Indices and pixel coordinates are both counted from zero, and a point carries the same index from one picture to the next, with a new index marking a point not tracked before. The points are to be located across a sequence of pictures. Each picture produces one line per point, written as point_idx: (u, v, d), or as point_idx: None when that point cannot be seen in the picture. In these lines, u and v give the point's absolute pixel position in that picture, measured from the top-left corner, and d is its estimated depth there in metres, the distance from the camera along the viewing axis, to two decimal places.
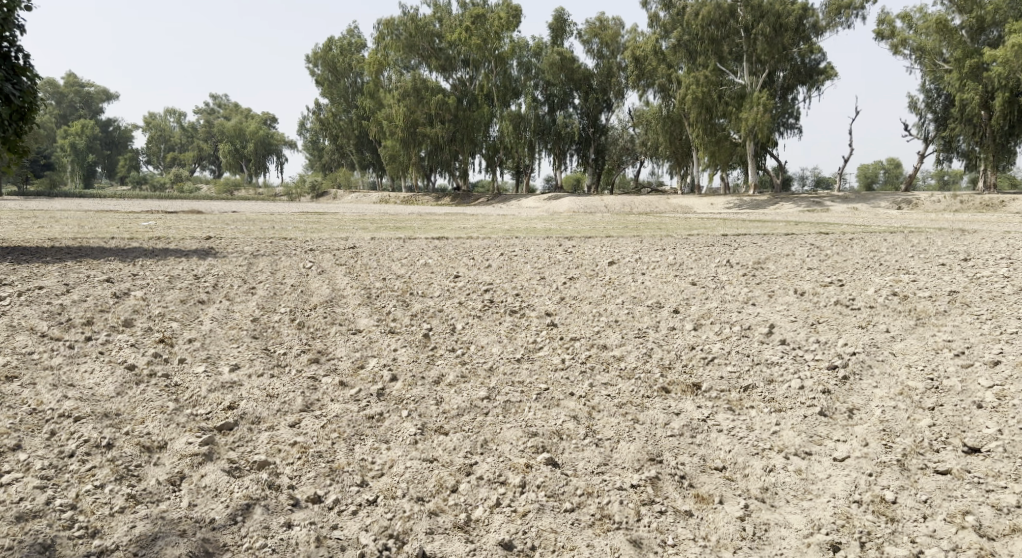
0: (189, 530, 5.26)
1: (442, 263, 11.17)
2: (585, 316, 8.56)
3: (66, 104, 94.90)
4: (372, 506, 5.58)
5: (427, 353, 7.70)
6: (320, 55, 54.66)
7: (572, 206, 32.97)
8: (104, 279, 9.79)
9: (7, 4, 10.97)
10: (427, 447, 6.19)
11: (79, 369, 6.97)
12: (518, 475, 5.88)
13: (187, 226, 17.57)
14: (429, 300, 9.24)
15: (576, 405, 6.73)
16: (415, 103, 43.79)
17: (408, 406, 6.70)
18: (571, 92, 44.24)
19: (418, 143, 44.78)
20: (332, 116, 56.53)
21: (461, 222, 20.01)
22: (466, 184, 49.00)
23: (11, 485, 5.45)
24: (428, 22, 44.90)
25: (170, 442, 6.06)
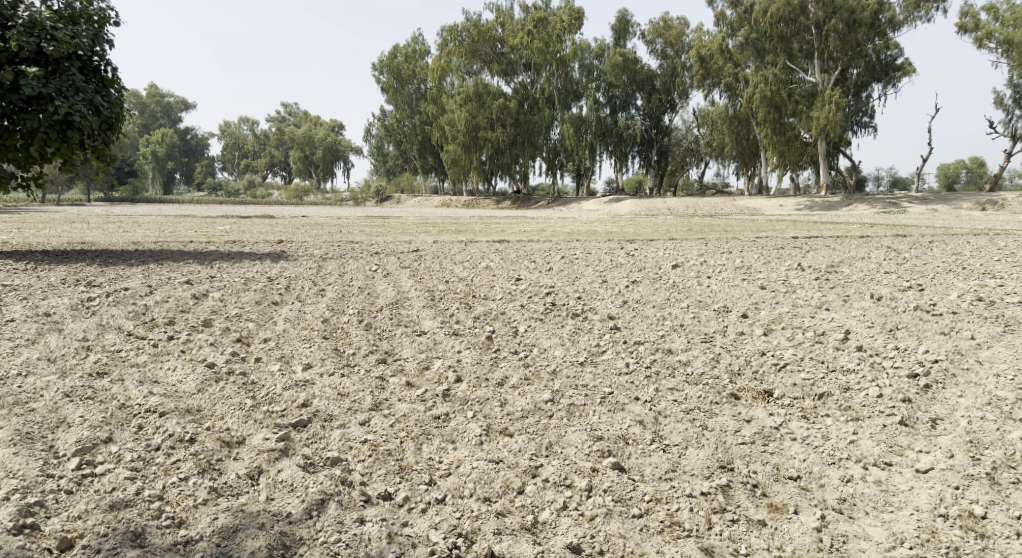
0: (268, 523, 5.42)
1: (504, 266, 11.27)
2: (649, 320, 8.53)
3: (148, 113, 99.05)
4: (441, 505, 5.66)
5: (490, 354, 7.78)
6: (386, 62, 55.68)
7: (634, 208, 32.74)
8: (184, 280, 10.17)
9: (98, 20, 11.49)
10: (493, 448, 6.25)
11: (163, 366, 7.26)
12: (585, 478, 5.88)
13: (260, 230, 18.10)
14: (491, 303, 9.33)
15: (642, 410, 6.70)
16: (477, 108, 44.12)
17: (473, 407, 6.79)
18: (634, 93, 43.99)
19: (479, 147, 45.17)
20: (397, 122, 57.48)
21: (523, 225, 20.09)
22: (527, 187, 49.18)
23: (103, 475, 5.69)
24: (491, 27, 45.26)
25: (248, 437, 6.26)
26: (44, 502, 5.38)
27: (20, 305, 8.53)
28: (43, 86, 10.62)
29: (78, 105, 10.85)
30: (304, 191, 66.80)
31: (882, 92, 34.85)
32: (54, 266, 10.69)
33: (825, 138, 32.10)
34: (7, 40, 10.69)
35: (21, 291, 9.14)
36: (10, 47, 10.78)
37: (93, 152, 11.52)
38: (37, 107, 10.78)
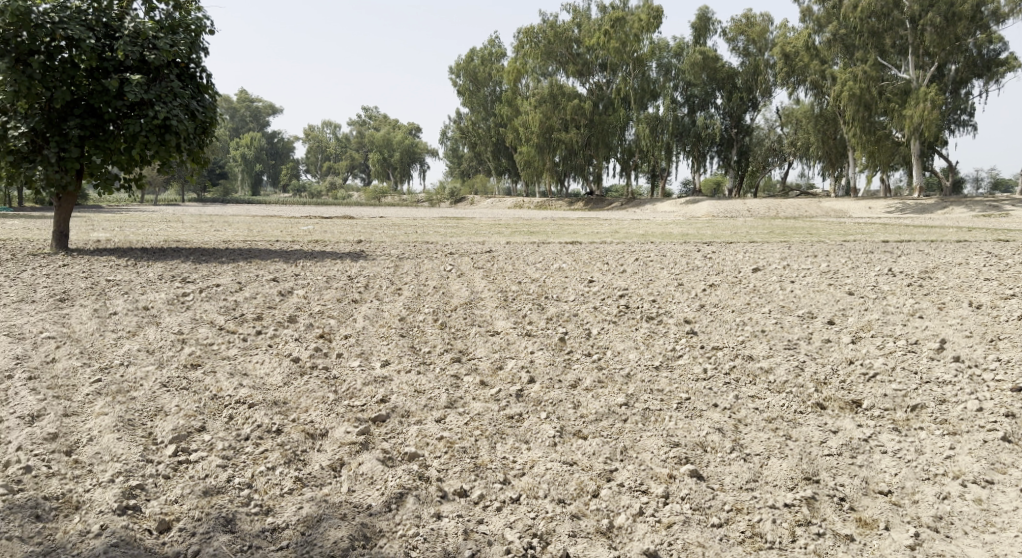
0: (349, 514, 5.46)
1: (577, 268, 11.30)
2: (728, 325, 8.43)
3: (237, 117, 103.01)
4: (516, 504, 5.64)
5: (563, 356, 7.80)
6: (463, 66, 56.40)
7: (712, 210, 32.25)
8: (270, 278, 10.53)
9: (195, 29, 11.99)
10: (568, 449, 6.23)
11: (252, 360, 7.53)
12: (662, 485, 5.81)
13: (341, 231, 18.60)
14: (564, 304, 9.37)
15: (722, 417, 6.62)
16: (552, 109, 44.27)
17: (546, 408, 6.80)
18: (714, 92, 43.36)
19: (553, 148, 45.22)
20: (472, 125, 58.16)
21: (596, 226, 20.10)
22: (601, 189, 49.03)
23: (197, 462, 5.84)
24: (567, 28, 45.53)
25: (331, 430, 6.40)
26: (144, 485, 5.53)
27: (122, 299, 8.97)
28: (145, 93, 11.17)
29: (175, 110, 11.41)
30: (382, 192, 68.25)
31: (983, 88, 33.48)
32: (152, 262, 11.21)
33: (919, 137, 30.97)
34: (114, 49, 11.28)
35: (123, 286, 9.60)
36: (115, 55, 11.36)
37: (188, 155, 12.04)
38: (139, 112, 11.37)
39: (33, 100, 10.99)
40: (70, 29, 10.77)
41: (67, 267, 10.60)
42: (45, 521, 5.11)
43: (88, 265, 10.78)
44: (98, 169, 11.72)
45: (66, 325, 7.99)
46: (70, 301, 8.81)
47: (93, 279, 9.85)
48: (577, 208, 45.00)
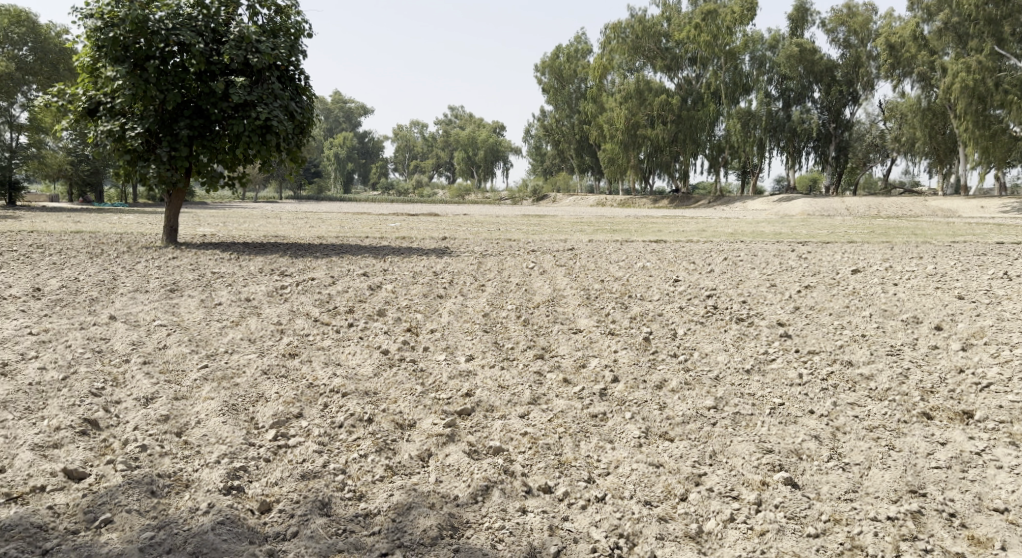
0: (438, 503, 5.57)
1: (662, 267, 11.22)
2: (824, 329, 8.26)
3: (331, 117, 106.17)
4: (602, 503, 5.65)
5: (648, 356, 7.79)
6: (548, 63, 56.55)
7: (807, 208, 31.42)
8: (361, 273, 10.86)
9: (295, 32, 12.47)
10: (654, 451, 6.23)
11: (344, 350, 7.82)
12: (754, 492, 5.75)
13: (427, 227, 18.92)
14: (648, 303, 9.35)
15: (818, 424, 6.52)
16: (638, 105, 44.11)
17: (631, 408, 6.81)
18: (810, 85, 41.97)
19: (638, 145, 44.90)
20: (556, 122, 58.30)
21: (681, 225, 19.91)
22: (687, 186, 48.41)
23: (295, 447, 6.06)
24: (656, 22, 45.09)
25: (418, 421, 6.57)
26: (247, 466, 5.75)
27: (225, 291, 9.43)
28: (249, 94, 11.73)
29: (276, 111, 11.93)
30: (466, 190, 69.17)
31: None
32: (252, 256, 11.73)
33: None
34: (220, 53, 11.82)
35: (226, 278, 10.08)
36: (222, 59, 11.88)
37: (287, 154, 12.51)
38: (242, 113, 11.91)
39: (148, 102, 11.66)
40: (182, 35, 11.38)
41: (176, 260, 11.18)
42: (160, 497, 5.29)
43: (195, 258, 11.36)
44: (205, 167, 12.37)
45: (176, 314, 8.45)
46: (179, 292, 9.31)
47: (200, 271, 10.37)
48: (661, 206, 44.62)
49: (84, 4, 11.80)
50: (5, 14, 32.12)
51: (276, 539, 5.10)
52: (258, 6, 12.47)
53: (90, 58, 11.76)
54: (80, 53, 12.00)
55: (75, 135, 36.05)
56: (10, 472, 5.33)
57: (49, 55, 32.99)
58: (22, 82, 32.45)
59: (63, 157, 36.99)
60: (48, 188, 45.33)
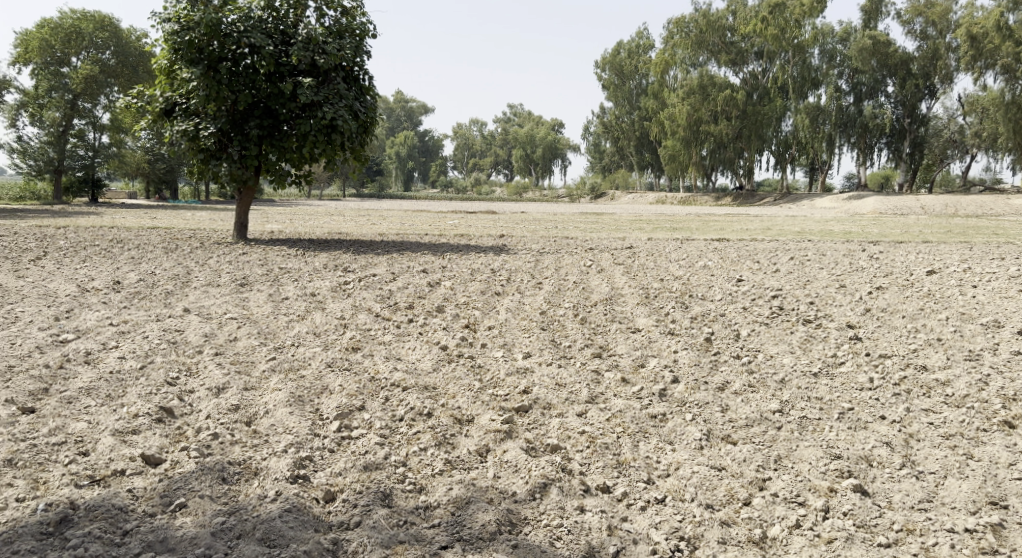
0: (496, 499, 5.62)
1: (724, 266, 11.11)
2: (897, 332, 8.10)
3: (393, 117, 107.71)
4: (661, 506, 5.63)
5: (710, 357, 7.74)
6: (609, 59, 56.86)
7: (878, 206, 30.70)
8: (421, 269, 11.02)
9: (359, 33, 12.72)
10: (715, 454, 6.18)
11: (405, 345, 7.97)
12: (821, 498, 5.66)
13: (485, 225, 19.07)
14: (709, 303, 9.29)
15: (890, 431, 6.40)
16: (701, 101, 43.73)
17: (692, 410, 6.78)
18: (884, 79, 40.51)
19: (701, 142, 44.47)
20: (615, 119, 58.07)
21: (744, 222, 19.67)
22: (750, 183, 47.74)
23: (358, 439, 6.20)
24: (721, 16, 44.91)
25: (477, 417, 6.65)
26: (312, 457, 5.88)
27: (292, 286, 9.71)
28: (316, 94, 12.04)
29: (342, 110, 12.23)
30: (523, 187, 69.42)
31: None
32: (317, 252, 12.03)
33: None
34: (289, 55, 12.14)
35: (293, 274, 10.36)
36: (289, 60, 12.22)
37: (350, 153, 12.78)
38: (309, 113, 12.23)
39: (221, 102, 12.04)
40: (253, 37, 11.72)
41: (245, 255, 11.52)
42: (231, 483, 5.45)
43: (263, 253, 11.72)
44: (273, 166, 12.71)
45: (245, 307, 8.75)
46: (248, 286, 9.61)
47: (268, 267, 10.68)
48: (723, 204, 44.09)
49: (162, 9, 12.25)
50: (90, 19, 33.51)
51: (341, 528, 5.18)
52: (325, 8, 12.75)
53: (167, 61, 12.20)
54: (157, 56, 12.47)
55: (152, 135, 37.47)
56: (93, 455, 5.54)
57: (130, 58, 34.38)
58: (105, 85, 33.75)
59: (142, 155, 38.46)
60: (126, 184, 47.13)
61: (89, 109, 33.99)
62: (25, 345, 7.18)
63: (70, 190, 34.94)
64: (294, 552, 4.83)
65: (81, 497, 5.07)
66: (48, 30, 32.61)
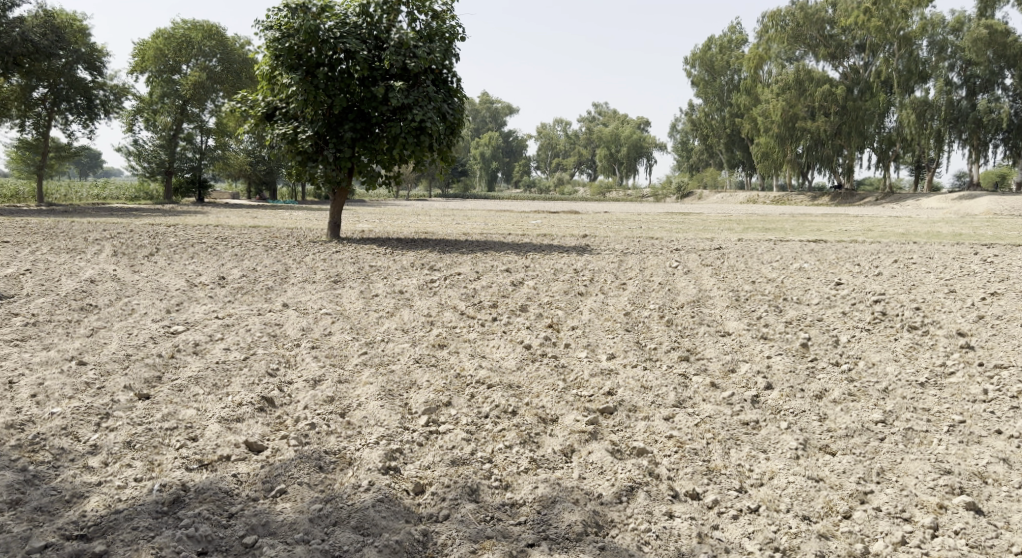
0: (582, 500, 5.52)
1: (821, 268, 10.86)
2: (1013, 341, 7.76)
3: (479, 117, 108.91)
4: (755, 515, 5.41)
5: (806, 363, 7.55)
6: (699, 55, 56.46)
7: (991, 206, 29.13)
8: (504, 269, 11.15)
9: (450, 36, 12.96)
10: (813, 464, 5.94)
11: (489, 344, 8.10)
12: (929, 515, 5.34)
13: (567, 225, 19.07)
14: (805, 308, 9.09)
15: (1007, 446, 6.08)
16: (797, 96, 42.62)
17: (787, 418, 6.55)
18: (1001, 71, 38.39)
19: (796, 138, 43.30)
20: (704, 116, 57.00)
21: (842, 223, 19.14)
22: (849, 181, 46.28)
23: (445, 434, 6.28)
24: (820, 9, 43.69)
25: (561, 417, 6.62)
26: (402, 449, 6.02)
27: (382, 283, 9.98)
28: (406, 98, 12.39)
29: (430, 113, 12.52)
30: (607, 188, 69.18)
31: None
32: (404, 251, 12.34)
33: None
34: (381, 59, 12.52)
35: (382, 272, 10.63)
36: (382, 65, 12.62)
37: (438, 154, 13.03)
38: (401, 116, 12.57)
39: (317, 107, 12.51)
40: (348, 42, 12.14)
41: (338, 253, 11.92)
42: (326, 472, 5.65)
43: (355, 252, 12.08)
44: (365, 167, 13.09)
45: (339, 304, 9.05)
46: (341, 283, 9.93)
47: (359, 265, 11.01)
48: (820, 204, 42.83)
49: (265, 17, 12.77)
50: (199, 29, 35.03)
51: (430, 520, 5.27)
52: (417, 13, 13.05)
53: (268, 67, 12.68)
54: (258, 63, 12.91)
55: (254, 137, 39.15)
56: (201, 440, 5.85)
57: (234, 64, 35.62)
58: (212, 90, 35.22)
59: (244, 157, 40.17)
60: (230, 183, 49.32)
61: (197, 113, 35.64)
62: (141, 336, 7.63)
63: (179, 190, 36.73)
64: (386, 541, 4.96)
65: (192, 480, 5.35)
66: (162, 40, 34.53)
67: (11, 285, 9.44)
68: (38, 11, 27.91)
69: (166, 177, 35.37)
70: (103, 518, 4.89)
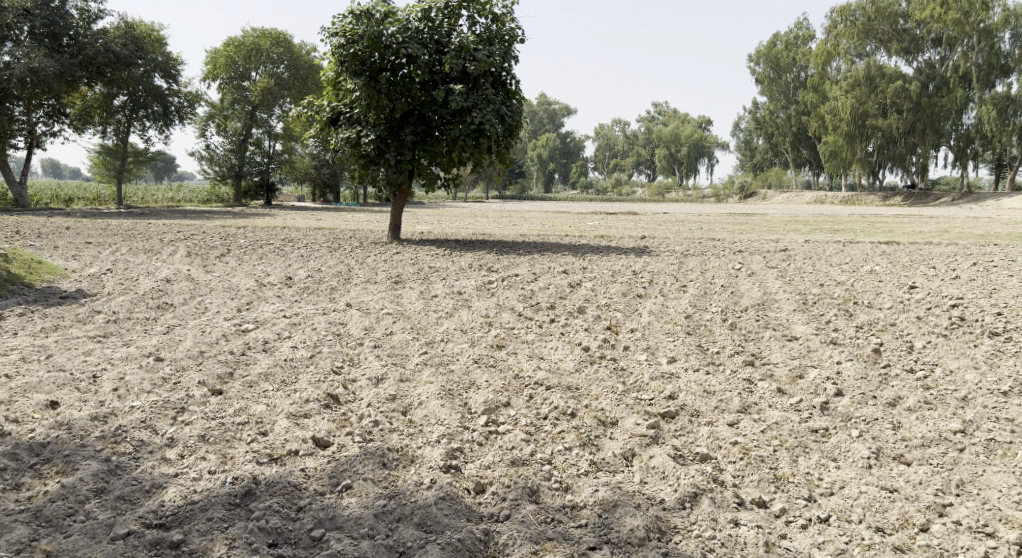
0: (644, 505, 5.50)
1: (893, 271, 10.60)
2: None
3: (537, 119, 109.22)
4: (825, 525, 5.31)
5: (878, 370, 7.38)
6: (764, 52, 55.19)
7: None
8: (561, 270, 11.19)
9: (510, 38, 13.03)
10: (887, 475, 5.80)
11: (548, 345, 8.13)
12: (1012, 531, 5.17)
13: (625, 226, 19.04)
14: (877, 312, 8.90)
15: None
16: (868, 93, 41.81)
17: (857, 426, 6.42)
18: None
19: (867, 137, 42.41)
20: (769, 114, 56.17)
21: (915, 224, 18.68)
22: (923, 181, 45.03)
23: (505, 435, 6.33)
24: (892, 2, 42.61)
25: (621, 420, 6.61)
26: (463, 448, 6.10)
27: (441, 284, 10.10)
28: (466, 101, 12.52)
29: (489, 115, 12.63)
30: (666, 188, 68.59)
31: None
32: (462, 252, 12.47)
33: None
34: (442, 63, 12.71)
35: (441, 273, 10.77)
36: (443, 68, 12.80)
37: (496, 156, 13.14)
38: (460, 119, 12.70)
39: (379, 111, 12.74)
40: (410, 47, 12.36)
41: (398, 254, 12.11)
42: (390, 469, 5.75)
43: (414, 253, 12.27)
44: (425, 170, 13.28)
45: (399, 304, 9.21)
46: (402, 284, 10.09)
47: (419, 266, 11.18)
48: (891, 204, 41.79)
49: (329, 24, 13.04)
50: (267, 36, 35.79)
51: (491, 520, 5.31)
52: (478, 16, 13.18)
53: (333, 73, 12.96)
54: (324, 68, 13.24)
55: (320, 141, 40.00)
56: (271, 435, 6.03)
57: (301, 71, 36.42)
58: (279, 96, 36.04)
59: (309, 161, 41.00)
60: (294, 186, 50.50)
61: (265, 119, 36.53)
62: (213, 333, 7.89)
63: (248, 194, 37.71)
64: (448, 539, 5.03)
65: (262, 473, 5.52)
66: (233, 48, 35.35)
67: (94, 284, 9.85)
68: (120, 22, 29.15)
69: (236, 180, 36.45)
70: (180, 508, 5.08)
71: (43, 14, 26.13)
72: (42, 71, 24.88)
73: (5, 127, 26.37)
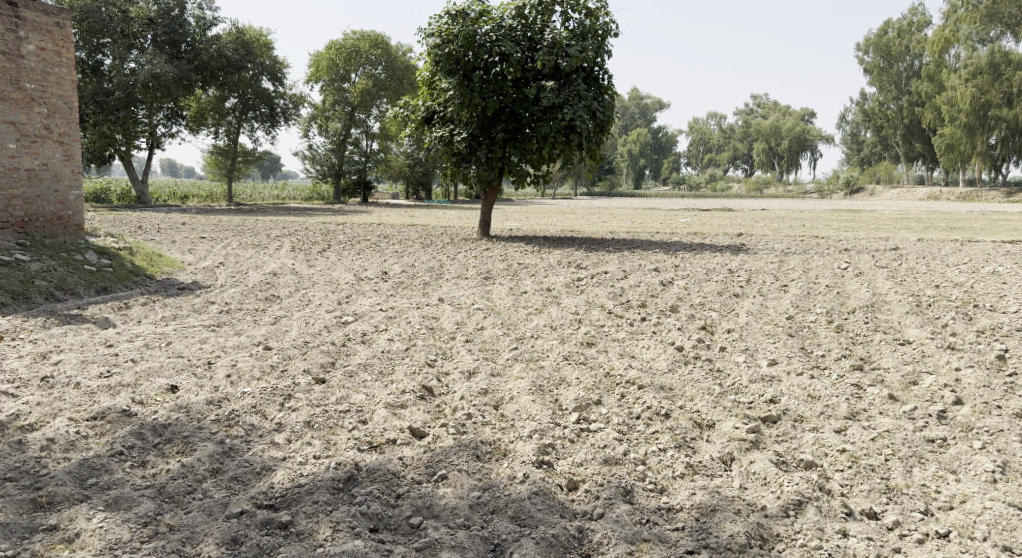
0: (744, 510, 5.38)
1: (1017, 273, 10.01)
2: None
3: (629, 114, 108.33)
4: (945, 541, 5.07)
5: (1001, 379, 6.99)
6: (874, 41, 53.06)
7: None
8: (653, 268, 11.05)
9: (603, 33, 12.95)
10: (1014, 490, 5.48)
11: (639, 344, 8.05)
12: None
13: (720, 223, 18.66)
14: (1000, 316, 8.42)
15: None
16: (991, 81, 39.85)
17: (979, 437, 6.11)
18: None
19: (989, 128, 40.23)
20: (879, 105, 54.19)
21: None
22: None
23: (598, 432, 6.31)
24: None
25: (718, 423, 6.48)
26: (555, 445, 6.10)
27: (530, 281, 10.13)
28: (557, 97, 12.50)
29: (580, 112, 12.58)
30: (765, 183, 67.01)
31: None
32: (553, 249, 12.45)
33: None
34: (534, 60, 12.72)
35: (530, 269, 10.81)
36: (536, 65, 12.81)
37: (587, 153, 13.11)
38: (551, 115, 12.70)
39: (471, 109, 12.89)
40: (502, 46, 12.45)
41: (489, 250, 12.22)
42: (484, 461, 5.81)
43: (504, 249, 12.33)
44: (515, 167, 13.30)
45: (489, 299, 9.30)
46: (493, 280, 10.18)
47: (509, 262, 11.24)
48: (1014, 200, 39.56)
49: (426, 25, 13.28)
50: (367, 38, 36.48)
51: (585, 517, 5.29)
52: (572, 12, 13.16)
53: (428, 72, 13.20)
54: (420, 69, 13.51)
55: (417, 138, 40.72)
56: (371, 424, 6.18)
57: (397, 72, 36.94)
58: (376, 97, 36.84)
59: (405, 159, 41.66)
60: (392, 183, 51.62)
61: (364, 118, 37.54)
62: (316, 325, 8.15)
63: (346, 191, 38.75)
64: (543, 534, 5.04)
65: (364, 460, 5.66)
66: (334, 50, 36.27)
67: (208, 276, 10.32)
68: (231, 28, 30.30)
69: (336, 178, 37.47)
70: (288, 491, 5.26)
71: (164, 22, 27.63)
72: (163, 76, 26.28)
73: (131, 129, 27.97)
